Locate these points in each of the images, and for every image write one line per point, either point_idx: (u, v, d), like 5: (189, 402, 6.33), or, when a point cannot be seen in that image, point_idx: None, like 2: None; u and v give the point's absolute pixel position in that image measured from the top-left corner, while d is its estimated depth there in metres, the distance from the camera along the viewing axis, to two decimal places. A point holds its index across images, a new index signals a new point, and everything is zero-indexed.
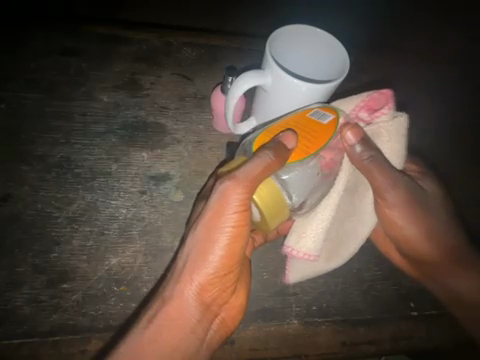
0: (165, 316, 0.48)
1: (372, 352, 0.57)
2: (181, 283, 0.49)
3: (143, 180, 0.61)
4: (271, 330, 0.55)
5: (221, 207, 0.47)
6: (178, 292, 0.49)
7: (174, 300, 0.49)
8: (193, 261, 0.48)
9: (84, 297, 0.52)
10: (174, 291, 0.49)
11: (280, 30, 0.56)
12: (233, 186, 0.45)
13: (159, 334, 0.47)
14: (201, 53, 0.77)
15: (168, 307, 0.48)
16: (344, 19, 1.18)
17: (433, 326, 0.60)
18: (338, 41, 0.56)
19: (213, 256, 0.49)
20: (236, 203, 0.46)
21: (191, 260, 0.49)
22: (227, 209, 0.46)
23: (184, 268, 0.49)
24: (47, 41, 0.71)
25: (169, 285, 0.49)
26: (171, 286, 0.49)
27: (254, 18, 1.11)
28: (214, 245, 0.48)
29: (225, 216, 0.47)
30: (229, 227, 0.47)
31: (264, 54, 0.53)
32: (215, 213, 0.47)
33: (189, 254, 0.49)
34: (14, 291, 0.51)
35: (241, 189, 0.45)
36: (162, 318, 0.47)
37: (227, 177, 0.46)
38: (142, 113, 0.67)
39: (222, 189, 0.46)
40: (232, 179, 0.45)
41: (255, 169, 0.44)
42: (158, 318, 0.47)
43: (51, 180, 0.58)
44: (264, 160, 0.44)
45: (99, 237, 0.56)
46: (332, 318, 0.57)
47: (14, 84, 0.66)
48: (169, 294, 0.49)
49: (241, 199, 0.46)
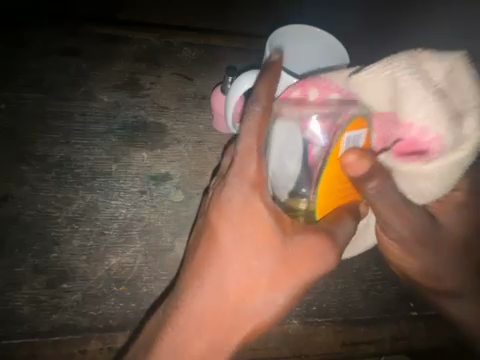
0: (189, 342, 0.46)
1: (371, 352, 0.58)
2: (229, 319, 0.46)
3: (143, 180, 0.61)
4: (271, 330, 0.55)
5: (306, 255, 0.45)
6: (223, 326, 0.46)
7: (216, 333, 0.46)
8: (249, 299, 0.46)
9: (84, 297, 0.52)
10: (213, 321, 0.46)
11: (281, 29, 0.56)
12: (329, 250, 0.46)
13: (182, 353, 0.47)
14: (200, 54, 0.77)
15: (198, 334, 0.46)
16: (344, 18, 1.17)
17: (432, 326, 0.61)
18: (337, 40, 0.56)
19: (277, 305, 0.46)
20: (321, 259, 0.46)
21: (246, 297, 0.46)
22: (310, 260, 0.45)
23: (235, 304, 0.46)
24: (47, 40, 0.71)
25: (208, 312, 0.46)
26: (212, 316, 0.46)
27: (254, 18, 1.11)
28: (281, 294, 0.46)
29: (307, 266, 0.45)
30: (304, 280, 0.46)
31: (265, 53, 0.53)
32: (299, 259, 0.45)
33: (244, 287, 0.45)
34: (14, 291, 0.51)
35: (329, 252, 0.46)
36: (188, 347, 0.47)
37: (319, 232, 0.45)
38: (142, 113, 0.67)
39: (310, 241, 0.45)
40: (322, 238, 0.45)
41: (346, 237, 0.46)
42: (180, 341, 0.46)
43: (51, 180, 0.58)
44: (352, 231, 0.47)
45: (99, 238, 0.56)
46: (332, 318, 0.58)
47: (14, 84, 0.66)
48: (205, 324, 0.46)
49: (327, 258, 0.46)
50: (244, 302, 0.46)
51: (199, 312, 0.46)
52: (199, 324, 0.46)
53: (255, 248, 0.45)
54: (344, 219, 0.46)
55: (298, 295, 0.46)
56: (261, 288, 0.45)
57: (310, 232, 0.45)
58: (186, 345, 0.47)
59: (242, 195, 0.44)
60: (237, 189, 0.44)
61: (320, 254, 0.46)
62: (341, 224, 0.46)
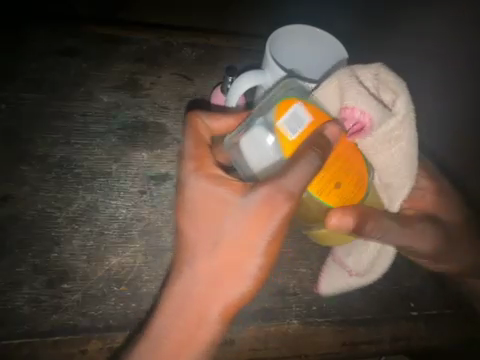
0: (176, 328, 0.47)
1: (371, 352, 0.58)
2: (204, 301, 0.46)
3: (143, 180, 0.61)
4: (271, 330, 0.55)
5: (264, 211, 0.43)
6: (200, 309, 0.47)
7: (194, 318, 0.47)
8: (219, 272, 0.46)
9: (84, 297, 0.52)
10: (190, 299, 0.47)
11: (280, 29, 0.57)
12: (284, 200, 0.43)
13: (173, 340, 0.47)
14: (201, 54, 0.77)
15: (181, 318, 0.47)
16: (345, 18, 1.17)
17: (433, 325, 0.61)
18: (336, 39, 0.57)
19: (248, 271, 0.45)
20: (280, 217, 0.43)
21: (217, 271, 0.46)
22: (270, 216, 0.43)
23: (209, 279, 0.46)
24: (48, 41, 0.71)
25: (185, 298, 0.47)
26: (189, 303, 0.47)
27: (254, 18, 1.11)
28: (250, 258, 0.45)
29: (265, 232, 0.44)
30: (268, 236, 0.44)
31: (264, 54, 0.53)
32: (255, 218, 0.44)
33: (216, 262, 0.46)
34: (14, 291, 0.51)
35: (289, 202, 0.43)
36: (173, 335, 0.47)
37: (268, 182, 0.43)
38: (142, 113, 0.67)
39: (268, 200, 0.43)
40: (282, 190, 0.43)
41: (301, 176, 0.42)
42: (165, 332, 0.46)
43: (51, 180, 0.58)
44: (311, 166, 0.42)
45: (99, 237, 0.56)
46: (332, 318, 0.57)
47: (14, 84, 0.66)
48: (188, 306, 0.47)
49: (286, 210, 0.43)
50: (214, 280, 0.46)
51: (179, 296, 0.47)
52: (177, 312, 0.47)
53: (216, 224, 0.46)
54: (300, 158, 0.42)
55: (271, 253, 0.45)
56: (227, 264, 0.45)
57: (263, 186, 0.43)
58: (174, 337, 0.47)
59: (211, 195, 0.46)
60: (203, 191, 0.47)
61: (276, 209, 0.43)
62: (295, 163, 0.42)
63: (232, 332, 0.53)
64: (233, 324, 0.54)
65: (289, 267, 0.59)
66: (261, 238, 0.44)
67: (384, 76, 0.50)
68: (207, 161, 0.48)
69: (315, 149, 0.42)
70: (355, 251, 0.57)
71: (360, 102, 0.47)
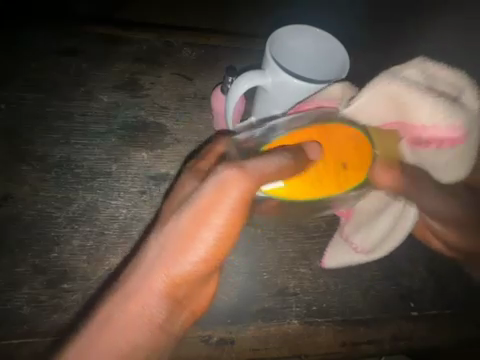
0: (121, 313, 0.42)
1: (372, 352, 0.58)
2: (150, 280, 0.42)
3: (143, 180, 0.61)
4: (271, 330, 0.55)
5: (218, 192, 0.41)
6: (145, 289, 0.42)
7: (143, 299, 0.42)
8: (166, 253, 0.42)
9: (85, 297, 0.52)
10: (139, 283, 0.42)
11: (281, 29, 0.56)
12: (239, 177, 0.41)
13: (115, 330, 0.41)
14: (200, 54, 0.77)
15: (127, 303, 0.42)
16: (344, 18, 1.17)
17: (434, 325, 0.61)
18: (337, 39, 0.56)
19: (196, 252, 0.42)
20: (235, 197, 0.41)
21: (164, 252, 0.42)
22: (224, 196, 0.41)
23: (156, 260, 0.42)
24: (47, 41, 0.71)
25: (131, 277, 0.42)
26: (133, 282, 0.42)
27: (254, 18, 1.11)
28: (198, 240, 0.41)
29: (218, 211, 0.41)
30: (220, 219, 0.41)
31: (264, 55, 0.53)
32: (209, 199, 0.41)
33: (165, 242, 0.42)
34: (14, 291, 0.51)
35: (244, 181, 0.41)
36: (120, 317, 0.42)
37: (232, 163, 0.42)
38: (142, 113, 0.67)
39: (225, 177, 0.41)
40: (239, 167, 0.41)
41: (263, 163, 0.43)
42: (109, 316, 0.42)
43: (51, 180, 0.58)
44: (273, 163, 0.43)
45: (99, 237, 0.56)
46: (332, 318, 0.57)
47: (14, 84, 0.66)
48: (132, 291, 0.42)
49: (242, 192, 0.41)
50: (162, 255, 0.42)
51: (130, 279, 0.43)
52: (123, 297, 0.42)
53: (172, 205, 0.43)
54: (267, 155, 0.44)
55: (227, 234, 0.41)
56: (175, 239, 0.41)
57: (224, 166, 0.42)
58: (117, 319, 0.42)
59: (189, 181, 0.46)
60: (188, 179, 0.47)
61: (231, 186, 0.40)
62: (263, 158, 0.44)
63: (233, 333, 0.53)
64: (233, 324, 0.54)
65: (290, 267, 0.59)
66: (215, 216, 0.41)
67: (431, 72, 0.51)
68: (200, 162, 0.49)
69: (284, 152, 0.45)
70: (369, 229, 0.59)
71: (425, 112, 0.48)
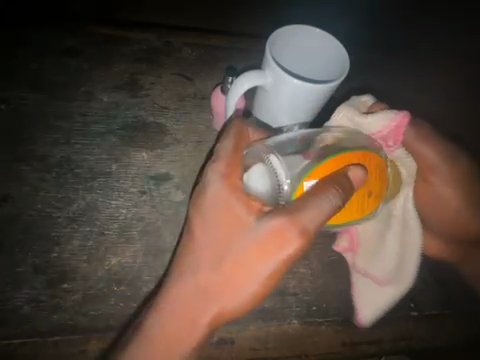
0: (163, 325, 0.46)
1: (371, 352, 0.58)
2: (195, 305, 0.46)
3: (143, 180, 0.61)
4: (271, 330, 0.55)
5: (281, 231, 0.43)
6: (188, 312, 0.46)
7: (185, 321, 0.46)
8: (219, 279, 0.45)
9: (85, 297, 0.52)
10: (186, 297, 0.46)
11: (283, 28, 0.57)
12: (294, 226, 0.43)
13: (163, 336, 0.46)
14: (200, 54, 0.77)
15: (174, 316, 0.46)
16: (344, 18, 1.17)
17: (434, 325, 0.61)
18: (337, 40, 0.56)
19: (249, 290, 0.45)
20: (290, 243, 0.43)
21: (215, 278, 0.45)
22: (285, 235, 0.43)
23: (204, 283, 0.46)
24: (48, 41, 0.71)
25: (175, 298, 0.46)
26: (177, 304, 0.46)
27: (253, 18, 1.11)
28: (252, 278, 0.44)
29: (280, 252, 0.43)
30: (280, 259, 0.44)
31: (264, 54, 0.53)
32: (274, 234, 0.43)
33: (219, 266, 0.45)
34: (14, 291, 0.51)
35: (300, 227, 0.43)
36: (158, 331, 0.46)
37: (283, 211, 0.43)
38: (142, 113, 0.67)
39: (279, 222, 0.43)
40: (291, 213, 0.43)
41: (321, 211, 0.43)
42: (152, 331, 0.46)
43: (51, 180, 0.58)
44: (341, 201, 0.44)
45: (99, 237, 0.56)
46: (332, 318, 0.57)
47: (14, 84, 0.66)
48: (182, 307, 0.46)
49: (299, 235, 0.43)
50: (212, 278, 0.46)
51: (178, 288, 0.46)
52: (172, 310, 0.46)
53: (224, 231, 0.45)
54: (322, 193, 0.43)
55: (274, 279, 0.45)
56: (224, 271, 0.45)
57: (273, 212, 0.44)
58: (157, 334, 0.46)
59: (217, 180, 0.45)
60: (214, 181, 0.46)
61: (287, 234, 0.43)
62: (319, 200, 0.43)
63: (233, 333, 0.53)
64: (233, 324, 0.54)
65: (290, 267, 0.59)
66: (272, 258, 0.44)
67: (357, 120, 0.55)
68: (233, 176, 0.46)
69: (336, 188, 0.44)
70: (382, 255, 0.59)
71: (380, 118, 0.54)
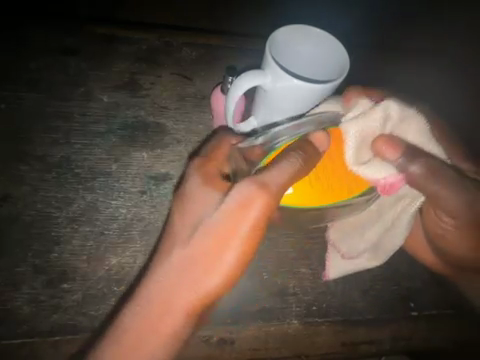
0: (142, 312, 0.47)
1: (371, 352, 0.59)
2: (174, 292, 0.47)
3: (143, 180, 0.61)
4: (271, 330, 0.55)
5: (247, 203, 0.44)
6: (166, 299, 0.47)
7: (166, 307, 0.47)
8: (192, 257, 0.46)
9: (84, 297, 0.52)
10: (161, 279, 0.47)
11: (283, 27, 0.56)
12: (260, 196, 0.44)
13: (143, 323, 0.47)
14: (200, 54, 0.77)
15: (152, 301, 0.47)
16: (344, 18, 1.17)
17: (434, 325, 0.61)
18: (337, 40, 0.56)
19: (223, 264, 0.45)
20: (257, 212, 0.44)
21: (189, 257, 0.46)
22: (251, 207, 0.44)
23: (179, 263, 0.46)
24: (47, 41, 0.71)
25: (152, 288, 0.47)
26: (154, 294, 0.47)
27: (253, 17, 1.10)
28: (224, 252, 0.45)
29: (247, 223, 0.44)
30: (247, 229, 0.45)
31: (264, 54, 0.53)
32: (241, 207, 0.44)
33: (194, 246, 0.46)
34: (14, 291, 0.51)
35: (268, 199, 0.44)
36: (136, 324, 0.47)
37: (254, 179, 0.45)
38: (142, 113, 0.67)
39: (245, 194, 0.44)
40: (261, 184, 0.44)
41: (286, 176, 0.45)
42: (129, 319, 0.47)
43: (51, 180, 0.58)
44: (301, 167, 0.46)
45: (99, 237, 0.56)
46: (332, 318, 0.57)
47: (14, 84, 0.66)
48: (158, 291, 0.47)
49: (265, 207, 0.44)
50: (186, 257, 0.46)
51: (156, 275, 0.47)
52: (148, 298, 0.47)
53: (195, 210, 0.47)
54: (285, 157, 0.46)
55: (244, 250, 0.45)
56: (201, 256, 0.46)
57: (239, 185, 0.45)
58: (136, 325, 0.47)
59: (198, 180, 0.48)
60: (196, 179, 0.48)
61: (252, 201, 0.44)
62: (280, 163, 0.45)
63: (233, 333, 0.53)
64: (233, 325, 0.53)
65: (290, 267, 0.59)
66: (240, 226, 0.45)
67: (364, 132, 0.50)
68: (214, 163, 0.49)
69: (298, 150, 0.47)
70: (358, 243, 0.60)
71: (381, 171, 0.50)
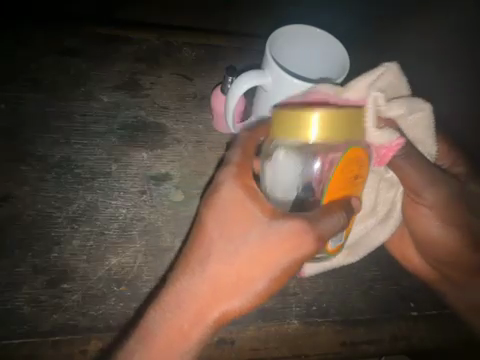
0: (170, 321, 0.45)
1: (371, 352, 0.59)
2: (201, 305, 0.45)
3: (143, 180, 0.61)
4: (271, 330, 0.55)
5: (292, 239, 0.44)
6: (196, 311, 0.45)
7: (191, 319, 0.45)
8: (232, 279, 0.46)
9: (85, 297, 0.52)
10: (194, 290, 0.46)
11: (282, 27, 0.56)
12: (311, 238, 0.44)
13: (169, 332, 0.45)
14: (200, 54, 0.77)
15: (178, 312, 0.45)
16: (344, 18, 1.17)
17: (433, 326, 0.61)
18: (337, 41, 0.56)
19: (260, 287, 0.46)
20: (298, 251, 0.44)
21: (228, 277, 0.46)
22: (295, 245, 0.44)
23: (216, 279, 0.46)
24: (48, 41, 0.71)
25: (183, 297, 0.46)
26: (185, 303, 0.46)
27: (254, 18, 1.11)
28: (264, 276, 0.45)
29: (287, 254, 0.45)
30: (287, 263, 0.45)
31: (264, 54, 0.53)
32: (286, 241, 0.44)
33: (233, 266, 0.45)
34: (14, 291, 0.51)
35: (312, 240, 0.44)
36: (162, 330, 0.45)
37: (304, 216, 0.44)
38: (142, 113, 0.67)
39: (301, 230, 0.44)
40: (309, 221, 0.44)
41: (330, 228, 0.43)
42: (157, 327, 0.45)
43: (51, 180, 0.58)
44: (342, 226, 0.43)
45: (99, 237, 0.56)
46: (332, 318, 0.58)
47: (14, 84, 0.66)
48: (186, 301, 0.46)
49: (307, 246, 0.44)
50: (226, 278, 0.46)
51: (190, 285, 0.46)
52: (176, 306, 0.45)
53: (237, 229, 0.46)
54: (330, 211, 0.43)
55: (280, 278, 0.46)
56: (237, 278, 0.45)
57: (293, 218, 0.45)
58: (160, 331, 0.45)
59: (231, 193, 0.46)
60: (228, 189, 0.46)
61: (302, 243, 0.44)
62: (325, 214, 0.43)
63: (233, 333, 0.54)
64: (233, 324, 0.54)
65: None
66: (282, 260, 0.45)
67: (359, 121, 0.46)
68: (246, 174, 0.46)
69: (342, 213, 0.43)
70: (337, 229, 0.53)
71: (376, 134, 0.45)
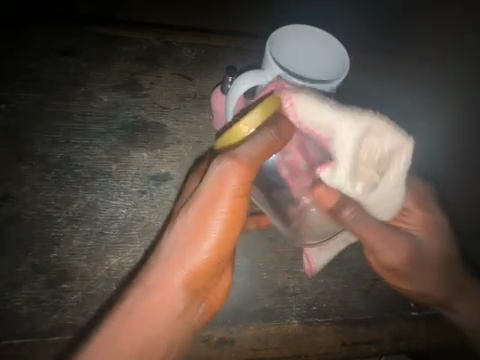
0: (145, 301, 0.46)
1: (372, 352, 0.58)
2: (166, 279, 0.46)
3: (143, 180, 0.61)
4: (271, 330, 0.55)
5: (219, 187, 0.44)
6: (164, 285, 0.46)
7: (157, 298, 0.46)
8: (183, 242, 0.45)
9: (84, 297, 0.52)
10: (159, 272, 0.46)
11: (282, 27, 0.57)
12: (234, 166, 0.44)
13: (139, 317, 0.46)
14: (201, 53, 0.77)
15: (144, 293, 0.46)
16: (345, 17, 1.17)
17: (433, 326, 0.61)
18: (337, 41, 0.57)
19: (211, 234, 0.45)
20: (233, 185, 0.44)
21: (180, 242, 0.45)
22: (224, 190, 0.44)
23: (171, 250, 0.46)
24: (48, 41, 0.71)
25: (155, 277, 0.46)
26: (153, 276, 0.46)
27: (255, 16, 1.10)
28: (212, 224, 0.45)
29: (221, 201, 0.45)
30: (223, 210, 0.45)
31: (264, 54, 0.53)
32: (215, 190, 0.45)
33: (182, 226, 0.45)
34: (14, 291, 0.51)
35: (238, 167, 0.44)
36: (139, 315, 0.46)
37: (225, 155, 0.44)
38: (142, 113, 0.67)
39: (221, 170, 0.44)
40: (231, 158, 0.44)
41: (257, 146, 0.45)
42: (133, 310, 0.46)
43: (51, 180, 0.58)
44: (266, 137, 0.45)
45: (99, 237, 0.56)
46: (332, 318, 0.58)
47: (14, 84, 0.66)
48: (157, 283, 0.46)
49: (237, 180, 0.44)
50: (176, 243, 0.45)
51: (156, 262, 0.46)
52: (147, 291, 0.46)
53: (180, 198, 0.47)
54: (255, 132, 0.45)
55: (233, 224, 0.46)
56: (186, 237, 0.45)
57: (219, 160, 0.45)
58: (135, 314, 0.46)
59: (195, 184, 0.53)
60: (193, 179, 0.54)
61: (223, 182, 0.44)
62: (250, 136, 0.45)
63: (233, 333, 0.54)
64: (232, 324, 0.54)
65: (290, 267, 0.59)
66: (220, 206, 0.45)
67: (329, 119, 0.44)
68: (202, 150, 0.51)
69: (268, 126, 0.46)
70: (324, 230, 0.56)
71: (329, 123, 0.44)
